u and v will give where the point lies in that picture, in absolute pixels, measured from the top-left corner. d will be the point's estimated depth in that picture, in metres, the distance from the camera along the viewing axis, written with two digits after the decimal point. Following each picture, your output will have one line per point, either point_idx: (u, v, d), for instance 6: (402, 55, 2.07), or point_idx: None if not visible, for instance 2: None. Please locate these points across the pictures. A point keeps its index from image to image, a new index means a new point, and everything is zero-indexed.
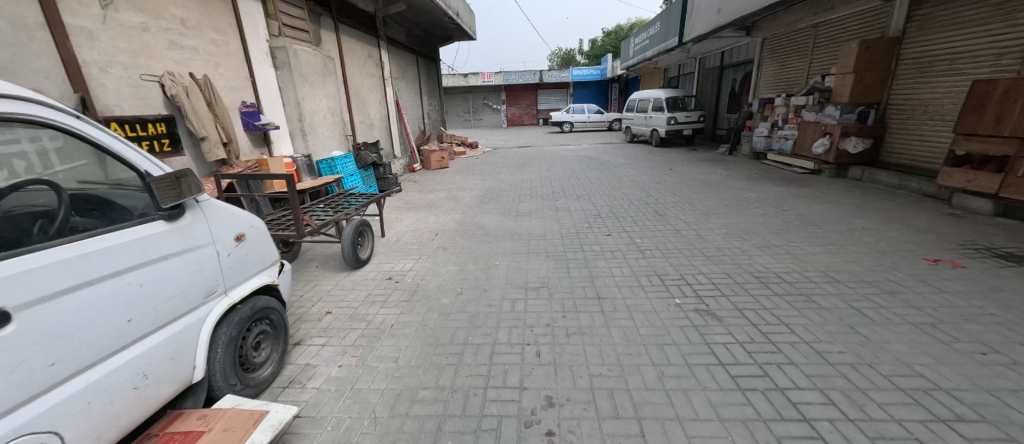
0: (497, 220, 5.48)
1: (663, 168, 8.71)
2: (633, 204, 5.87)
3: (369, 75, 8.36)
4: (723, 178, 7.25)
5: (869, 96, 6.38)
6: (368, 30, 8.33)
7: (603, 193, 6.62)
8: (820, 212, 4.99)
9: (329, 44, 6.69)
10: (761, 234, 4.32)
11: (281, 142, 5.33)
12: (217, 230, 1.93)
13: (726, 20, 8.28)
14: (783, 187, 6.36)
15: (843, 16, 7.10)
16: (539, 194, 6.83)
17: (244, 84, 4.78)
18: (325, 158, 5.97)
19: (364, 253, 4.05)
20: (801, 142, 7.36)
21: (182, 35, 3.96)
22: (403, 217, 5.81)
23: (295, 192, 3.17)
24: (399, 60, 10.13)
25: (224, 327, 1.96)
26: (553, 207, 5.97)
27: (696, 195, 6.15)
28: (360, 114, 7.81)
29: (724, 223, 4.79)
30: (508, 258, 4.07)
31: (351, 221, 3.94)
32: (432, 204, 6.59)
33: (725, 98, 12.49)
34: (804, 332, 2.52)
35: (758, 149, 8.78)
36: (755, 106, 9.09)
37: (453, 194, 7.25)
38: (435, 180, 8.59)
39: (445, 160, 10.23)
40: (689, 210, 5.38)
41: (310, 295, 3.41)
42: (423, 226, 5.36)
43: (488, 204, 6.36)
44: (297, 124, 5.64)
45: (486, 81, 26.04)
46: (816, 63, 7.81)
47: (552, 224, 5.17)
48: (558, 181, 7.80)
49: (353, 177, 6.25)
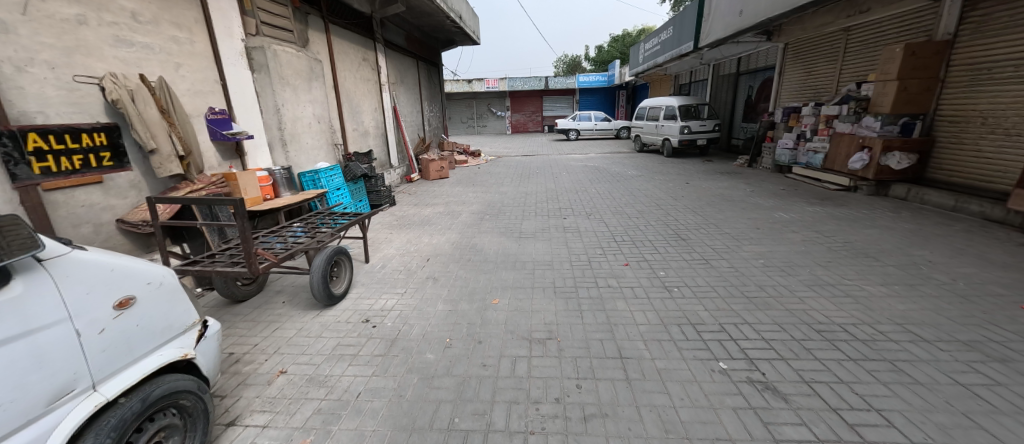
0: (498, 242, 4.86)
1: (679, 182, 8.06)
2: (651, 225, 5.25)
3: (364, 80, 7.82)
4: (746, 194, 6.59)
5: (915, 106, 5.72)
6: (364, 32, 7.81)
7: (615, 211, 6.00)
8: (871, 238, 4.32)
9: (317, 46, 6.15)
10: (808, 269, 3.65)
11: (257, 153, 4.76)
12: (78, 298, 1.32)
13: (748, 23, 7.67)
14: (819, 206, 5.68)
15: (881, 19, 6.47)
16: (544, 211, 6.22)
17: (212, 88, 4.21)
18: (309, 170, 5.38)
19: (340, 287, 3.43)
20: (834, 156, 6.70)
21: (132, 31, 3.41)
22: (393, 238, 5.20)
23: (243, 219, 2.54)
24: (398, 64, 9.62)
25: (88, 438, 1.30)
26: (561, 227, 5.36)
27: (720, 215, 5.50)
28: (352, 121, 7.25)
29: (760, 252, 4.14)
30: (509, 295, 3.44)
31: (324, 250, 3.25)
32: (427, 221, 5.98)
33: (741, 106, 11.84)
34: (907, 426, 1.86)
35: (781, 162, 8.12)
36: (778, 115, 8.46)
37: (451, 209, 6.64)
38: (433, 193, 7.98)
39: (445, 170, 9.66)
40: (716, 234, 4.74)
41: (266, 345, 2.79)
42: (415, 249, 4.75)
43: (488, 222, 5.74)
44: (276, 132, 5.07)
45: (490, 87, 25.65)
46: (848, 70, 7.18)
47: (560, 249, 4.54)
48: (566, 195, 7.19)
49: (339, 191, 5.64)
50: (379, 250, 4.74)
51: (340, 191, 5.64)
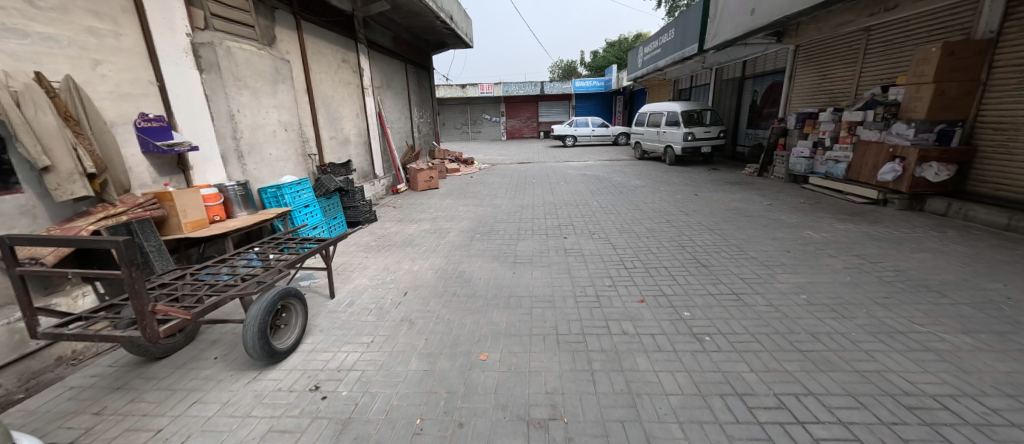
0: (489, 270, 4.18)
1: (687, 193, 7.44)
2: (664, 247, 4.60)
3: (344, 83, 7.13)
4: (765, 209, 5.97)
5: (952, 111, 5.16)
6: (344, 32, 7.15)
7: (621, 229, 5.35)
8: (925, 265, 3.69)
9: (286, 45, 5.47)
10: (865, 309, 3.00)
11: (207, 166, 4.07)
12: None
13: (761, 22, 7.12)
14: (850, 223, 5.06)
15: (908, 17, 5.93)
16: (542, 228, 5.57)
17: (144, 90, 3.50)
18: (271, 185, 4.63)
19: (288, 338, 2.74)
20: (859, 166, 6.12)
21: (27, 18, 2.70)
22: (369, 264, 4.48)
23: (132, 267, 1.86)
24: (384, 67, 8.96)
25: None
26: (562, 249, 4.69)
27: (741, 235, 4.86)
28: (329, 129, 6.55)
29: (800, 284, 3.48)
30: (501, 346, 2.76)
31: (264, 296, 2.57)
32: (410, 241, 5.28)
33: (747, 111, 11.33)
34: None
35: (796, 172, 7.54)
36: (791, 122, 7.92)
37: (438, 226, 5.95)
38: (420, 206, 7.29)
39: (434, 180, 8.98)
40: (742, 259, 4.11)
41: (170, 431, 2.07)
42: (392, 279, 4.04)
43: (478, 243, 5.06)
44: (232, 142, 4.35)
45: (483, 92, 25.11)
46: (870, 73, 6.64)
47: (561, 279, 3.87)
48: (566, 210, 6.53)
49: (308, 209, 4.88)
50: (350, 280, 4.03)
51: (309, 209, 4.90)
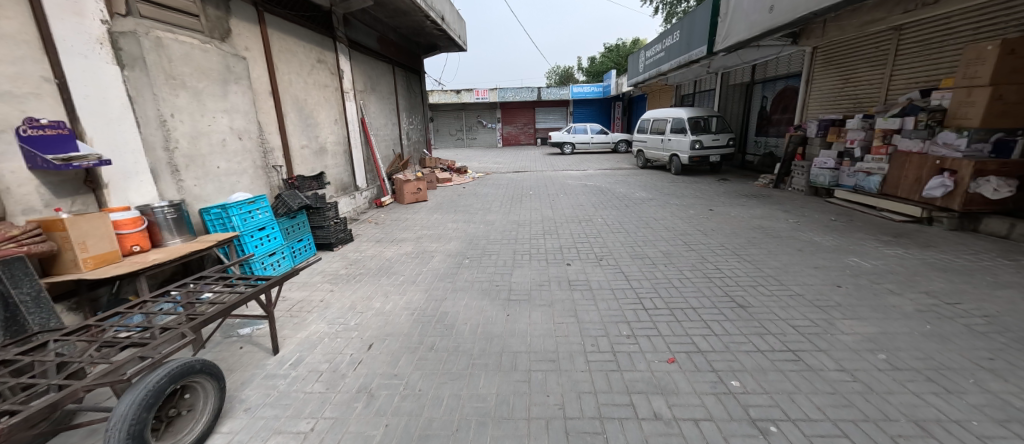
0: (478, 310, 3.41)
1: (700, 208, 6.74)
2: (688, 280, 3.86)
3: (319, 86, 6.38)
4: (793, 228, 5.26)
5: (1012, 119, 4.50)
6: (320, 29, 6.40)
7: (633, 254, 4.61)
8: (1020, 309, 2.95)
9: (244, 40, 4.70)
10: (973, 379, 2.28)
11: (128, 183, 3.26)
12: None
13: (780, 20, 6.47)
14: (899, 248, 4.35)
15: (951, 13, 5.30)
16: (541, 252, 4.82)
17: (35, 89, 2.68)
18: (217, 205, 3.83)
19: (187, 432, 1.95)
20: (897, 179, 5.45)
21: None
22: (333, 301, 3.68)
23: None
24: (368, 69, 8.24)
25: None
26: (566, 281, 3.94)
27: (775, 263, 4.13)
28: (301, 136, 5.78)
29: (873, 336, 2.73)
30: (487, 441, 1.97)
31: (141, 381, 1.78)
32: (386, 268, 4.49)
33: (756, 118, 10.71)
34: None
35: (819, 184, 6.86)
36: (812, 129, 7.25)
37: (422, 248, 5.17)
38: (404, 223, 6.52)
39: (422, 192, 8.21)
40: (787, 297, 3.36)
41: None
42: (358, 322, 3.26)
43: (466, 271, 4.30)
44: (164, 154, 3.54)
45: (478, 98, 24.50)
46: (902, 76, 6.02)
47: (567, 325, 3.10)
48: (567, 228, 5.80)
49: (264, 232, 4.07)
50: (305, 325, 3.23)
51: (265, 232, 4.08)
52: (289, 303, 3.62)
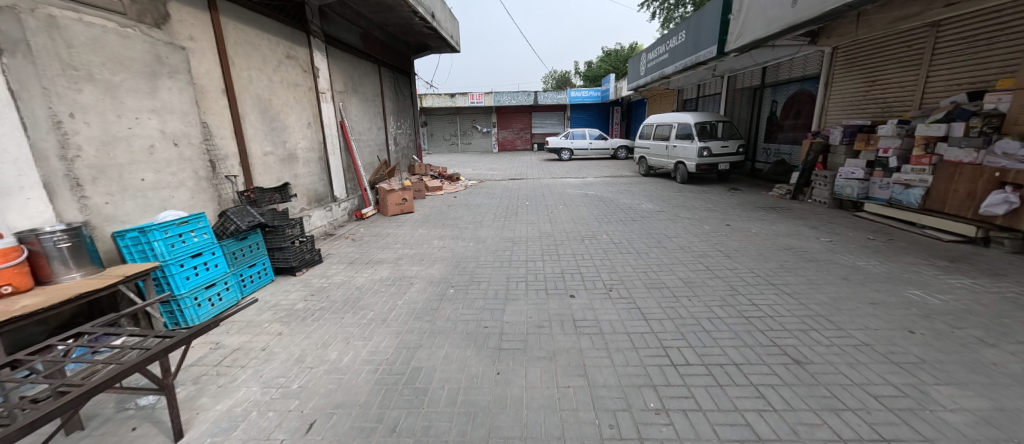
0: (459, 366, 2.66)
1: (716, 223, 6.04)
2: (720, 320, 3.13)
3: (289, 84, 5.64)
4: (829, 249, 4.57)
5: None
6: (290, 21, 5.68)
7: (647, 283, 3.90)
8: None
9: (188, 28, 3.96)
10: None
11: (7, 203, 2.44)
12: None
13: (804, 14, 5.82)
14: (964, 277, 3.66)
15: (1000, 5, 4.68)
16: (540, 279, 4.10)
17: None
18: (137, 227, 3.06)
19: None
20: (944, 193, 4.79)
21: None
22: (278, 349, 2.91)
23: None
24: (349, 68, 7.54)
25: None
26: (570, 322, 3.20)
27: (823, 297, 3.42)
28: (264, 141, 5.02)
29: (990, 417, 2.01)
30: None
31: None
32: (354, 301, 3.73)
33: (767, 123, 10.10)
34: None
35: (846, 196, 6.20)
36: (836, 136, 6.61)
37: (400, 272, 4.42)
38: (384, 239, 5.76)
39: (408, 203, 7.46)
40: (855, 350, 2.63)
41: None
42: (304, 385, 2.49)
43: (449, 306, 3.56)
44: (61, 163, 2.73)
45: (473, 102, 23.96)
46: (941, 77, 5.40)
47: (574, 391, 2.36)
48: (569, 247, 5.08)
49: (202, 260, 3.32)
50: (230, 390, 2.44)
51: (203, 259, 3.34)
52: (221, 353, 2.85)
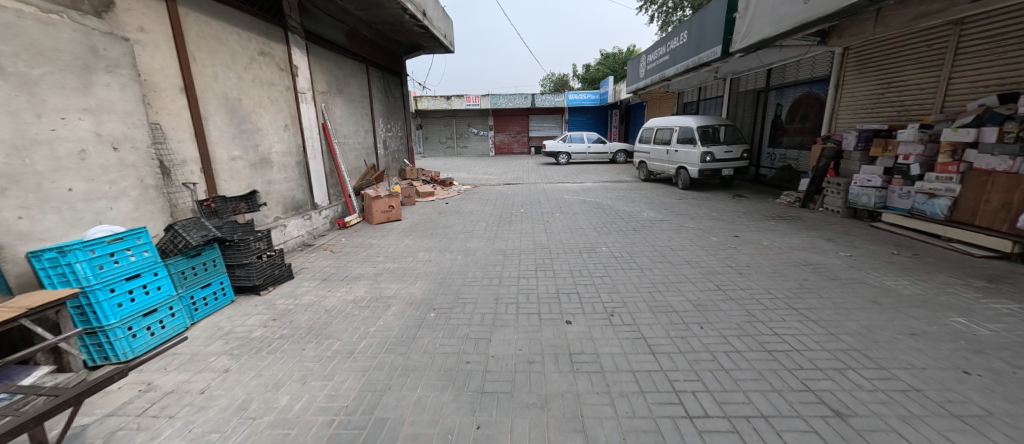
0: (432, 417, 2.20)
1: (723, 233, 5.62)
2: (740, 355, 2.69)
3: (263, 83, 5.21)
4: (851, 266, 4.15)
5: None
6: (264, 15, 5.25)
7: (653, 306, 3.45)
8: None
9: (138, 17, 3.52)
10: None
11: None
12: None
13: (818, 10, 5.42)
14: (1010, 302, 3.24)
15: None
16: (533, 300, 3.65)
17: None
18: (55, 246, 2.60)
19: None
20: (975, 204, 4.43)
21: None
22: (219, 393, 2.45)
23: None
24: (333, 67, 7.12)
25: None
26: (566, 356, 2.76)
27: (855, 326, 2.99)
28: (231, 145, 4.58)
29: None
30: None
31: None
32: (320, 327, 3.27)
33: (771, 127, 9.75)
34: None
35: (861, 205, 5.80)
36: (850, 141, 6.21)
37: (377, 291, 3.97)
38: (365, 251, 5.29)
39: (394, 210, 7.01)
40: (904, 398, 2.20)
41: None
42: (239, 442, 2.03)
43: (428, 334, 3.12)
44: None
45: (470, 104, 23.75)
46: (966, 78, 5.01)
47: None
48: (565, 262, 4.65)
49: (139, 282, 2.87)
50: None
51: (141, 282, 2.88)
52: (149, 398, 2.39)
